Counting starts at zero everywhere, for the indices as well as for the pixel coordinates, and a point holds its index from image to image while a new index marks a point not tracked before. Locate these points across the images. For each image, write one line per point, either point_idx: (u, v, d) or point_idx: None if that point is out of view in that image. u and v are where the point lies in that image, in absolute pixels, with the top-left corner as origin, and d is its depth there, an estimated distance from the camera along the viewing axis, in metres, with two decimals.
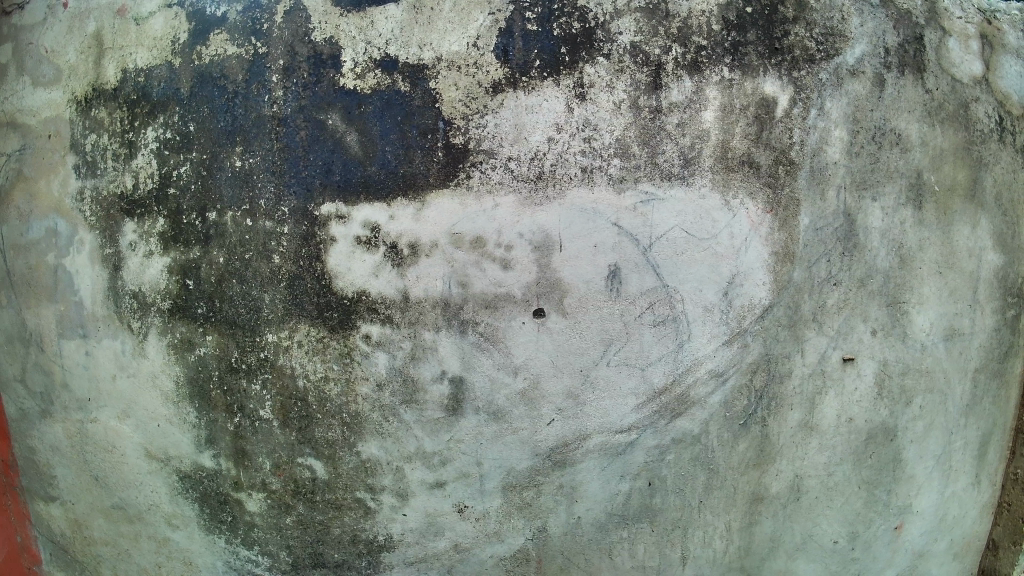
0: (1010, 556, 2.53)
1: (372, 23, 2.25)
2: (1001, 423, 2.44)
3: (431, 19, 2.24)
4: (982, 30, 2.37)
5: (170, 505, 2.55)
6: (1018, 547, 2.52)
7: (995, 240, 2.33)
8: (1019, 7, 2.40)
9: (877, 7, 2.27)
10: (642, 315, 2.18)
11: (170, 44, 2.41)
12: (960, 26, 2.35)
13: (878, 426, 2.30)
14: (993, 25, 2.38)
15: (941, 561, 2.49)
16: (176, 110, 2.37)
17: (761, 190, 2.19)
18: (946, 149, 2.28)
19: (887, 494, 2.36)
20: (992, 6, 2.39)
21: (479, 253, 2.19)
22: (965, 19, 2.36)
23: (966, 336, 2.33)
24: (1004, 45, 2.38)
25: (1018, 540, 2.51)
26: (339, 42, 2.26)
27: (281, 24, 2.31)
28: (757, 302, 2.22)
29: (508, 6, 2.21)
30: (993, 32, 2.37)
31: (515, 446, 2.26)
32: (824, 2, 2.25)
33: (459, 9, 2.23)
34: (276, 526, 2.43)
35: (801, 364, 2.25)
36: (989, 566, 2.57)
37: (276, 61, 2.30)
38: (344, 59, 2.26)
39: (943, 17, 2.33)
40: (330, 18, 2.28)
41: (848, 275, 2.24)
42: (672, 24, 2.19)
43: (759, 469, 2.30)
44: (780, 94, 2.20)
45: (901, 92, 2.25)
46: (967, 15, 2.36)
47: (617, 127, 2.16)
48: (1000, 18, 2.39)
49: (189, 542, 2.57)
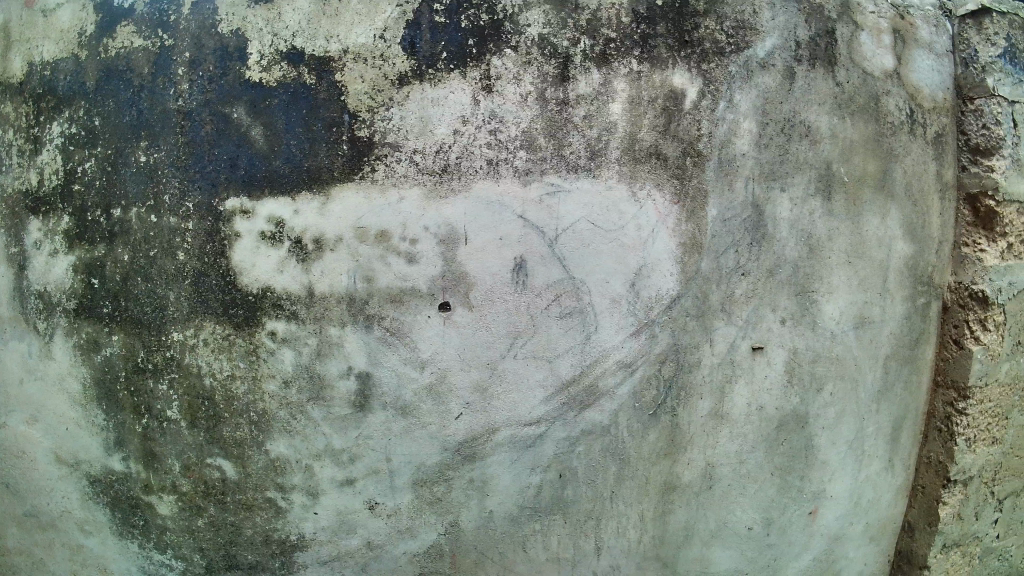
0: (926, 536, 2.57)
1: (280, 15, 2.21)
2: (913, 409, 2.49)
3: (339, 10, 2.20)
4: (894, 25, 2.36)
5: (81, 511, 2.48)
6: (934, 527, 2.54)
7: (904, 229, 2.35)
8: (931, 4, 2.43)
9: (790, 0, 2.25)
10: (549, 307, 2.16)
11: (76, 37, 2.37)
12: (873, 20, 2.33)
13: (789, 414, 2.29)
14: (907, 20, 2.38)
15: (856, 544, 2.53)
16: (82, 105, 2.33)
17: (669, 182, 2.16)
18: (856, 141, 2.27)
19: (800, 480, 2.36)
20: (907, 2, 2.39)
21: (384, 247, 2.15)
22: (878, 13, 2.34)
23: (877, 323, 2.34)
24: (916, 40, 2.38)
25: (933, 522, 2.54)
26: (246, 34, 2.22)
27: (187, 15, 2.25)
28: (665, 293, 2.18)
29: None
30: (906, 27, 2.37)
31: (423, 441, 2.22)
32: None
33: (368, 1, 2.20)
34: (188, 530, 2.37)
35: (709, 354, 2.22)
36: (906, 548, 2.63)
37: (182, 54, 2.24)
38: (250, 50, 2.21)
39: (856, 11, 2.31)
40: (237, 10, 2.23)
41: (756, 266, 2.22)
42: (581, 17, 2.16)
43: (670, 458, 2.26)
44: (688, 86, 2.17)
45: (811, 85, 2.24)
46: (880, 9, 2.35)
47: (524, 120, 2.14)
48: (914, 13, 2.39)
49: (102, 549, 2.49)
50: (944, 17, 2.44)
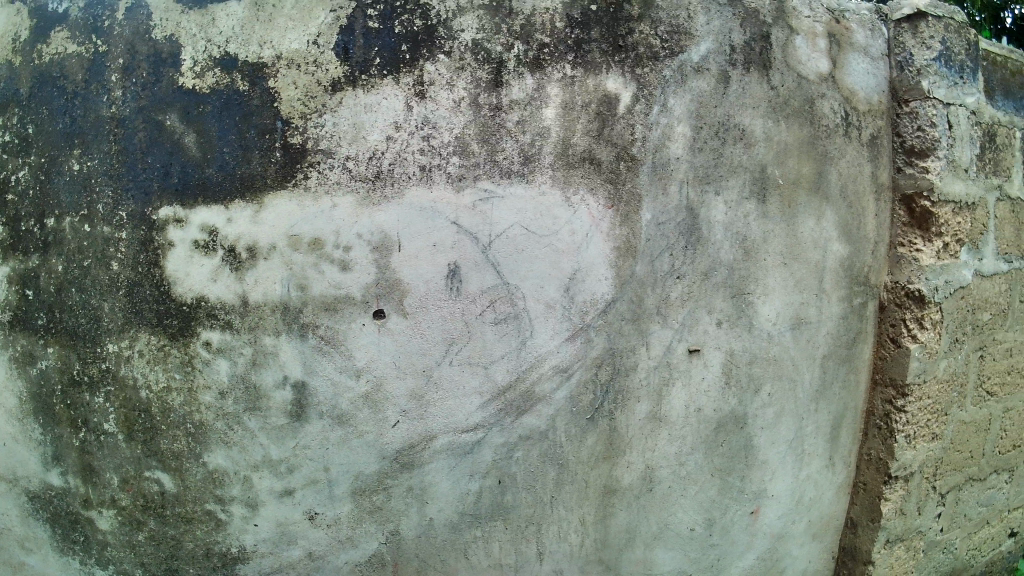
0: (869, 532, 2.52)
1: (213, 21, 2.19)
2: (852, 406, 2.50)
3: (272, 16, 2.18)
4: (829, 29, 2.38)
5: (22, 528, 2.42)
6: (877, 523, 2.50)
7: (839, 230, 2.38)
8: (865, 9, 2.46)
9: (724, 5, 2.25)
10: (483, 313, 2.15)
11: (11, 43, 2.36)
12: (808, 25, 2.35)
13: (727, 415, 2.29)
14: (842, 25, 2.40)
15: (800, 542, 2.52)
16: (15, 112, 2.33)
17: (603, 186, 2.16)
18: (790, 144, 2.29)
19: (740, 480, 2.34)
20: (842, 6, 2.41)
21: (317, 255, 2.14)
22: (814, 18, 2.36)
23: (813, 323, 2.36)
24: (852, 44, 2.41)
25: (876, 517, 2.50)
26: (180, 40, 2.20)
27: (121, 21, 2.24)
28: (599, 297, 2.18)
29: (350, 2, 2.17)
30: (842, 32, 2.40)
31: (361, 449, 2.19)
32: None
33: (301, 7, 2.18)
34: (128, 545, 2.32)
35: (645, 357, 2.21)
36: (850, 544, 2.59)
37: (116, 60, 2.23)
38: (183, 57, 2.20)
39: (791, 16, 2.32)
40: (171, 15, 2.21)
41: (691, 269, 2.22)
42: (515, 22, 2.15)
43: (609, 462, 2.23)
44: (622, 91, 2.17)
45: (745, 88, 2.25)
46: (816, 14, 2.36)
47: (457, 126, 2.14)
48: (849, 17, 2.42)
49: (43, 567, 2.43)
50: (880, 21, 2.48)
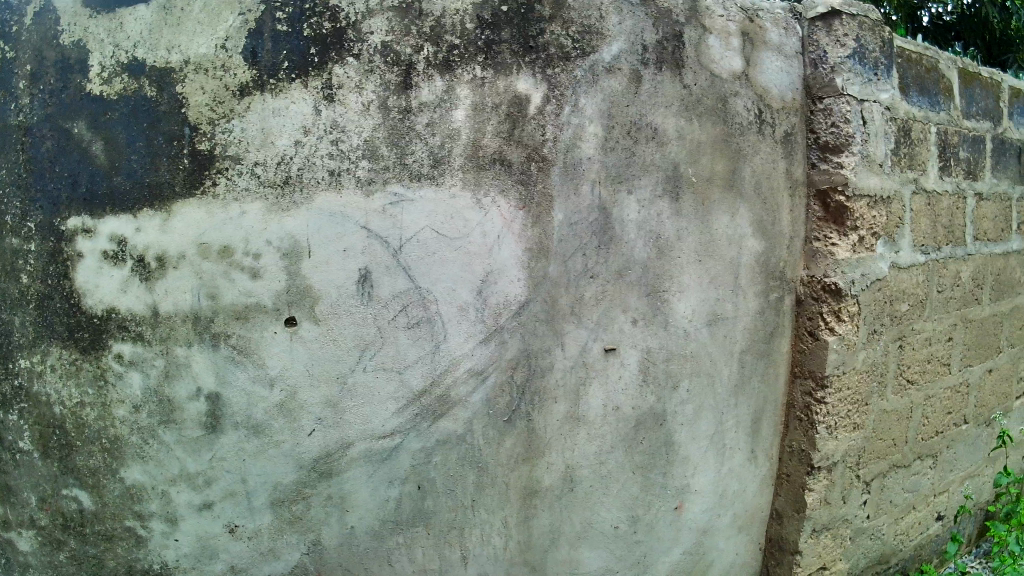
0: (794, 523, 2.54)
1: (121, 26, 2.16)
2: (771, 400, 2.53)
3: (181, 20, 2.15)
4: (743, 28, 2.39)
5: None
6: (801, 513, 2.52)
7: (753, 227, 2.41)
8: (780, 8, 2.48)
9: (637, 5, 2.24)
10: (396, 317, 2.13)
11: None
12: (721, 23, 2.35)
13: (646, 412, 2.29)
14: (756, 23, 2.41)
15: (726, 535, 2.53)
16: None
17: (514, 187, 2.16)
18: (703, 141, 2.31)
19: (663, 476, 2.34)
20: (756, 4, 2.42)
21: (227, 263, 2.10)
22: (727, 17, 2.36)
23: (729, 319, 2.38)
24: (765, 43, 2.43)
25: (800, 508, 2.52)
26: (87, 45, 2.17)
27: (29, 26, 2.19)
28: (512, 299, 2.17)
29: (259, 5, 2.13)
30: (754, 30, 2.40)
31: (278, 459, 2.16)
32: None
33: (210, 10, 2.14)
34: (50, 566, 2.25)
35: (561, 358, 2.21)
36: (776, 535, 2.60)
37: (23, 67, 2.19)
38: (91, 63, 2.16)
39: (705, 15, 2.32)
40: (78, 20, 2.17)
41: (604, 268, 2.22)
42: (425, 24, 2.12)
43: (529, 463, 2.22)
44: (533, 92, 2.16)
45: (658, 87, 2.25)
46: (730, 13, 2.37)
47: (366, 129, 2.11)
48: (764, 16, 2.43)
49: None
50: (794, 20, 2.51)
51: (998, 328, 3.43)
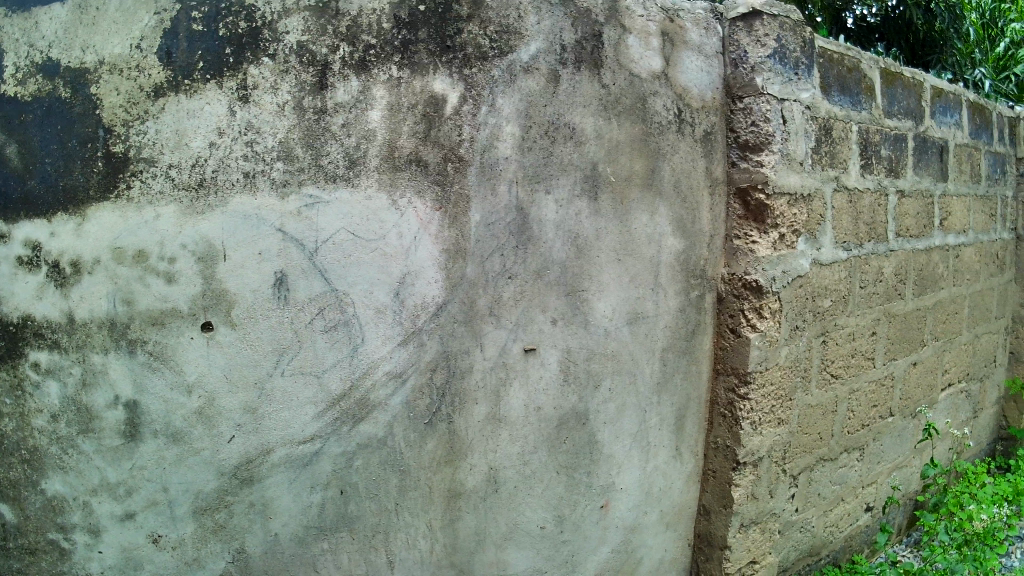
0: (721, 518, 2.56)
1: (36, 25, 2.19)
2: (694, 397, 2.55)
3: (96, 19, 2.16)
4: (663, 28, 2.41)
5: None
6: (729, 509, 2.53)
7: (673, 225, 2.42)
8: (701, 7, 2.50)
9: (556, 5, 2.24)
10: (313, 321, 2.11)
11: None
12: (641, 23, 2.36)
13: (568, 412, 2.29)
14: (676, 23, 2.43)
15: (654, 532, 2.54)
16: None
17: (430, 188, 2.14)
18: (622, 140, 2.32)
19: (587, 475, 2.35)
20: (677, 4, 2.44)
21: (142, 267, 2.08)
22: (647, 17, 2.38)
23: (650, 317, 2.40)
24: (685, 43, 2.45)
25: (727, 503, 2.54)
26: (4, 46, 2.22)
27: None
28: (430, 300, 2.16)
29: (174, 5, 2.13)
30: (675, 30, 2.43)
31: (199, 467, 2.12)
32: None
33: (125, 9, 2.15)
34: None
35: (480, 359, 2.20)
36: (704, 531, 2.62)
37: None
38: (7, 63, 2.21)
39: (624, 15, 2.33)
40: None
41: (522, 268, 2.22)
42: (341, 23, 2.11)
43: (452, 465, 2.21)
44: (450, 92, 2.14)
45: (576, 87, 2.26)
46: (649, 13, 2.38)
47: (281, 130, 2.09)
48: (684, 16, 2.45)
49: None
50: (715, 20, 2.53)
51: (921, 322, 3.49)
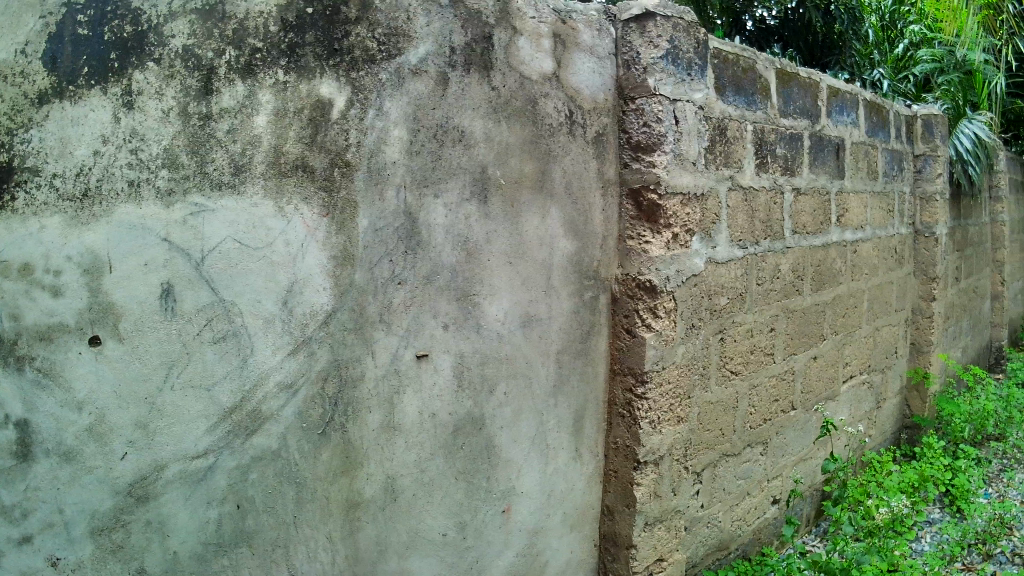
0: (626, 518, 2.56)
1: None
2: (593, 397, 2.56)
3: None
4: (554, 29, 2.41)
5: None
6: (632, 508, 2.54)
7: (566, 227, 2.43)
8: (595, 9, 2.51)
9: (446, 7, 2.22)
10: (201, 332, 2.05)
11: None
12: (532, 25, 2.36)
13: (464, 417, 2.28)
14: (568, 24, 2.44)
15: (558, 534, 2.54)
16: None
17: (317, 194, 2.10)
18: (512, 143, 2.31)
19: (486, 480, 2.34)
20: (569, 6, 2.45)
21: (28, 281, 2.02)
22: (539, 18, 2.37)
23: (544, 320, 2.40)
24: (577, 44, 2.45)
25: (630, 503, 2.55)
26: None
27: None
28: (319, 308, 2.11)
29: (60, 8, 2.09)
30: (567, 31, 2.43)
31: (93, 486, 2.04)
32: (388, 1, 2.16)
33: (9, 13, 2.10)
34: None
35: (372, 367, 2.16)
36: (609, 532, 2.63)
37: None
38: None
39: (516, 17, 2.33)
40: None
41: (412, 273, 2.19)
42: (227, 27, 2.06)
43: (348, 475, 2.17)
44: (336, 95, 2.11)
45: (465, 90, 2.24)
46: (541, 14, 2.38)
47: (165, 137, 2.03)
48: (576, 18, 2.46)
49: None
50: (608, 21, 2.54)
51: (820, 317, 3.56)
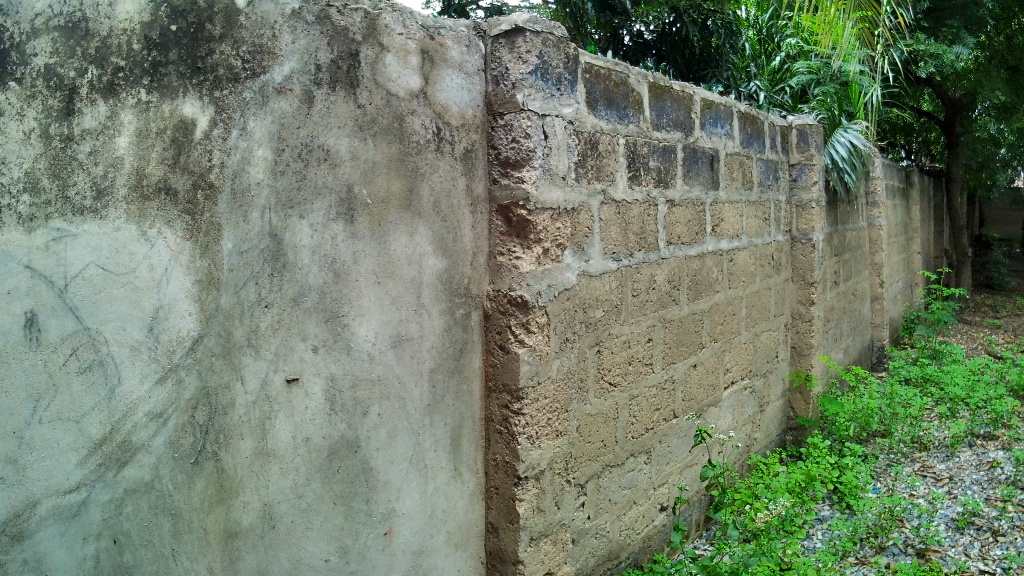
0: (510, 534, 2.58)
1: None
2: (469, 415, 2.58)
3: None
4: (422, 46, 2.43)
5: None
6: (515, 524, 2.56)
7: (434, 245, 2.45)
8: (464, 25, 2.54)
9: (312, 24, 2.19)
10: (66, 362, 1.91)
11: None
12: (400, 42, 2.37)
13: (338, 440, 2.24)
14: (436, 41, 2.47)
15: (444, 554, 2.53)
16: None
17: (180, 218, 2.01)
18: (378, 161, 2.31)
19: (366, 503, 2.30)
20: (438, 23, 2.48)
21: None
22: (406, 35, 2.39)
23: (415, 340, 2.41)
24: (445, 60, 2.48)
25: (514, 518, 2.57)
26: None
27: None
28: (185, 334, 2.02)
29: None
30: (435, 48, 2.46)
31: None
32: (254, 18, 2.11)
33: None
34: None
35: (242, 393, 2.10)
36: (495, 548, 2.64)
37: None
38: None
39: (383, 33, 2.33)
40: None
41: (278, 296, 2.15)
42: (90, 45, 1.94)
43: (224, 505, 2.08)
44: (199, 115, 2.04)
45: (330, 108, 2.22)
46: (409, 31, 2.39)
47: (27, 159, 1.88)
48: (445, 34, 2.49)
49: None
50: (477, 37, 2.59)
51: (699, 326, 3.64)
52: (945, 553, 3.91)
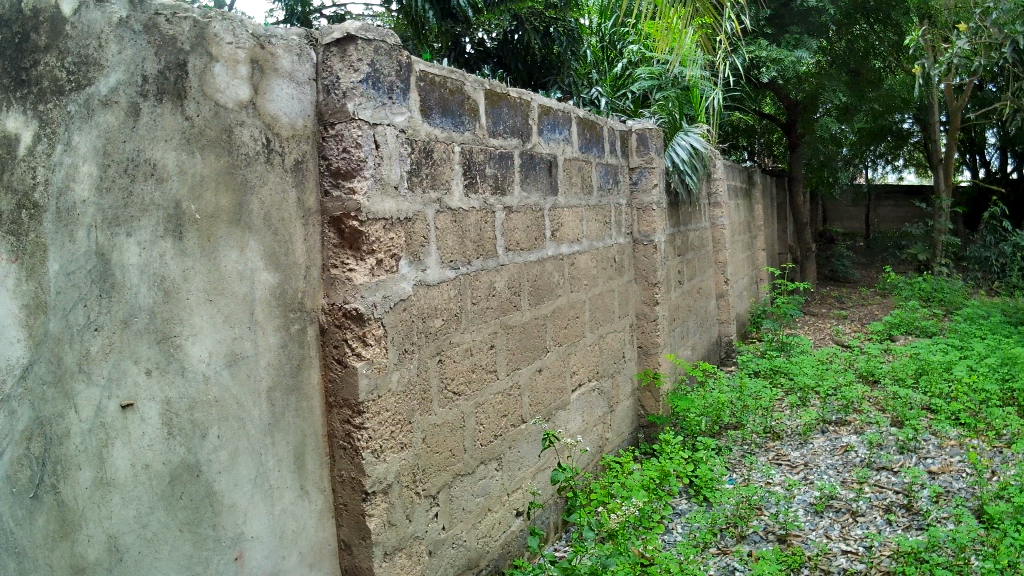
0: (363, 550, 2.55)
1: None
2: (311, 432, 2.53)
3: None
4: (251, 55, 2.36)
5: None
6: (368, 540, 2.54)
7: (266, 259, 2.39)
8: (296, 34, 2.50)
9: (139, 33, 2.09)
10: None
11: None
12: (228, 51, 2.30)
13: (178, 464, 2.13)
14: (266, 50, 2.41)
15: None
16: None
17: (3, 238, 1.83)
18: (205, 175, 2.23)
19: (212, 529, 2.20)
20: (269, 31, 2.42)
21: None
22: (235, 44, 2.31)
23: (250, 357, 2.34)
24: (275, 69, 2.43)
25: (366, 534, 2.54)
26: None
27: None
28: (15, 362, 1.84)
29: None
30: (265, 57, 2.40)
31: None
32: (80, 27, 1.98)
33: None
34: None
35: (76, 422, 1.93)
36: (350, 565, 2.60)
37: None
38: None
39: (212, 43, 2.25)
40: None
41: (109, 318, 2.00)
42: None
43: (68, 539, 1.90)
44: (23, 130, 1.88)
45: (157, 120, 2.11)
46: (238, 40, 2.32)
47: None
48: (275, 43, 2.43)
49: None
50: (309, 45, 2.54)
51: (541, 330, 3.68)
52: (806, 537, 4.08)
